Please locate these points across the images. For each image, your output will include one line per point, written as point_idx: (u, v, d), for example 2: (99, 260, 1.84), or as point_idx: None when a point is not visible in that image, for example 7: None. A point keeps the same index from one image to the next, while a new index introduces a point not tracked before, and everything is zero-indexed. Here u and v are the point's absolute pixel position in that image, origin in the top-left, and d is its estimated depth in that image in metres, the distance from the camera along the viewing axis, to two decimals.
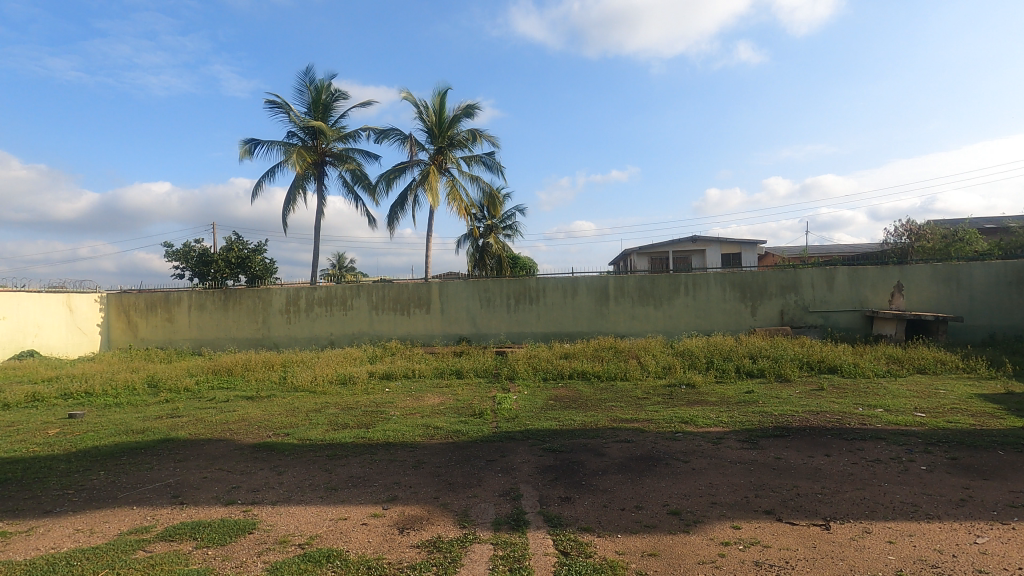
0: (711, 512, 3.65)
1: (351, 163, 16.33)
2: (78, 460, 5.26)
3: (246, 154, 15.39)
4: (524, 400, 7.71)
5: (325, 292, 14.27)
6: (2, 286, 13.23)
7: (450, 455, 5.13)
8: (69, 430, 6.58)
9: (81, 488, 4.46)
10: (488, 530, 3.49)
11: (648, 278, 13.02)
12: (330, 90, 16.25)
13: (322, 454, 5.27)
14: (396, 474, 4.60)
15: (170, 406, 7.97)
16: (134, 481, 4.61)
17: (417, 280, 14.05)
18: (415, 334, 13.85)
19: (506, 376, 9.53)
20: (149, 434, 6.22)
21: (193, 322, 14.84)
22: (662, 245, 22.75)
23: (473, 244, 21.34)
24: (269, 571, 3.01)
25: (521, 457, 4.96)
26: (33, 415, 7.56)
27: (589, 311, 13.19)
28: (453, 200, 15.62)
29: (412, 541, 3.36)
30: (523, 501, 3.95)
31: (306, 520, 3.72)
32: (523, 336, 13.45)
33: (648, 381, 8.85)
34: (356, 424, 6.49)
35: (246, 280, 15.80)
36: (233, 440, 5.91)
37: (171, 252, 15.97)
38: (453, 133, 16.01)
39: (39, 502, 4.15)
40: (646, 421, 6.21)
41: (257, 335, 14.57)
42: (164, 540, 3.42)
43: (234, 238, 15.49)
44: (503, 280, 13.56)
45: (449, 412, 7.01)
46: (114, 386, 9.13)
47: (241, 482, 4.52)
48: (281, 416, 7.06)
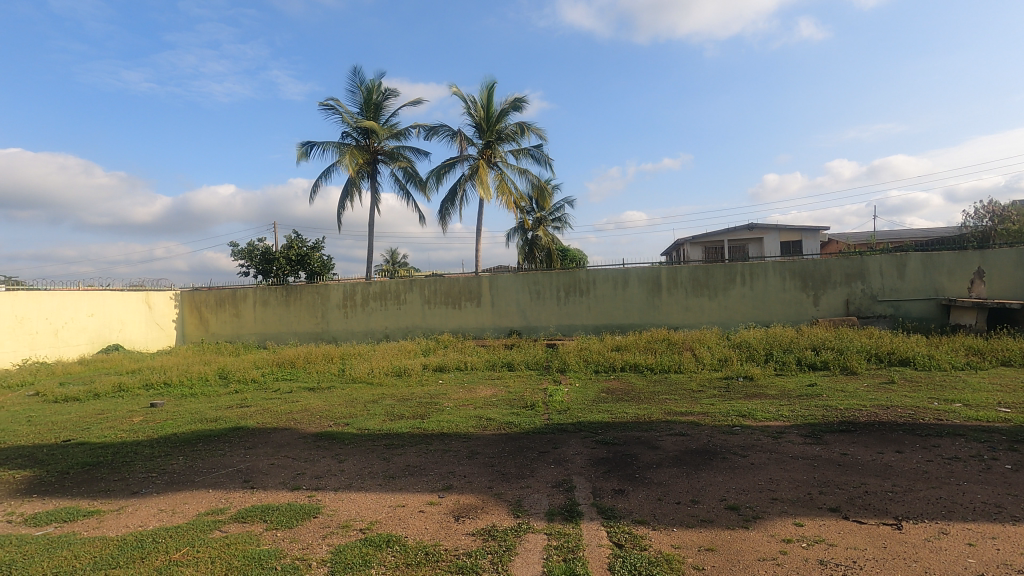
0: (772, 508, 3.54)
1: (403, 161, 16.68)
2: (160, 446, 5.67)
3: (303, 156, 15.96)
4: (576, 392, 7.69)
5: (379, 287, 14.68)
6: (90, 287, 14.37)
7: (503, 446, 5.19)
8: (151, 418, 7.10)
9: (163, 471, 4.81)
10: (542, 520, 3.52)
11: (702, 269, 12.66)
12: (380, 90, 16.64)
13: (380, 443, 5.47)
14: (451, 463, 4.71)
15: (240, 396, 8.46)
16: (209, 466, 4.93)
17: (468, 274, 14.24)
18: (466, 327, 14.06)
19: (557, 368, 9.52)
20: (222, 422, 6.63)
21: (258, 317, 15.61)
22: (717, 235, 22.07)
23: (523, 238, 21.43)
24: (332, 553, 3.15)
25: (573, 449, 4.96)
26: (120, 404, 8.21)
27: (640, 303, 12.98)
28: (502, 193, 15.68)
29: (468, 529, 3.44)
30: (576, 492, 3.96)
31: (366, 506, 3.87)
32: (574, 328, 13.38)
33: (704, 374, 8.64)
34: (412, 415, 6.68)
35: (306, 276, 16.46)
36: (297, 429, 6.22)
37: (237, 251, 16.87)
38: (501, 127, 16.03)
39: (127, 484, 4.50)
40: (701, 414, 6.08)
41: (316, 329, 15.17)
42: (237, 521, 3.65)
43: (294, 237, 16.18)
44: (553, 272, 13.52)
45: (502, 403, 7.10)
46: (189, 376, 9.78)
47: (306, 469, 4.75)
48: (341, 406, 7.36)
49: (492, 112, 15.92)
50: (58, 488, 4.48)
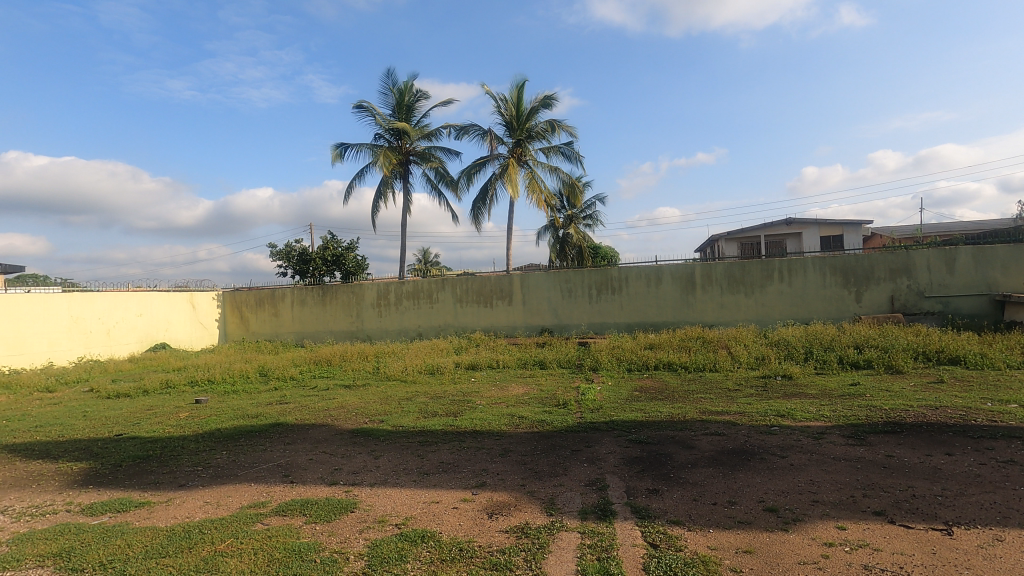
0: (813, 511, 3.44)
1: (434, 161, 16.83)
2: (205, 440, 5.89)
3: (338, 158, 16.27)
4: (608, 391, 7.64)
5: (412, 286, 14.87)
6: (138, 287, 15.01)
7: (536, 444, 5.20)
8: (196, 414, 7.39)
9: (208, 465, 4.99)
10: (575, 519, 3.51)
11: (738, 265, 12.38)
12: (412, 91, 16.82)
13: (414, 440, 5.55)
14: (484, 461, 4.74)
15: (279, 393, 8.71)
16: (250, 460, 5.09)
17: (499, 272, 14.30)
18: (498, 326, 14.12)
19: (590, 366, 9.47)
20: (263, 418, 6.85)
21: (296, 316, 16.03)
22: (753, 230, 21.54)
23: (554, 236, 21.38)
24: (370, 547, 3.22)
25: (606, 448, 4.93)
26: (167, 400, 8.57)
27: (674, 300, 12.78)
28: (532, 191, 15.66)
29: (501, 526, 3.46)
30: (609, 491, 3.93)
31: (402, 502, 3.93)
32: (606, 326, 13.28)
33: (740, 373, 8.45)
34: (445, 412, 6.75)
35: (341, 276, 16.80)
36: (334, 426, 6.37)
37: (275, 252, 17.36)
38: (532, 125, 16.00)
39: (174, 477, 4.70)
40: (738, 414, 5.95)
41: (351, 328, 15.48)
42: (278, 515, 3.76)
43: (330, 238, 16.55)
44: (584, 270, 13.44)
45: (534, 401, 7.12)
46: (231, 374, 10.12)
47: (343, 465, 4.86)
48: (376, 404, 7.50)
49: (522, 110, 15.90)
50: (112, 480, 4.70)
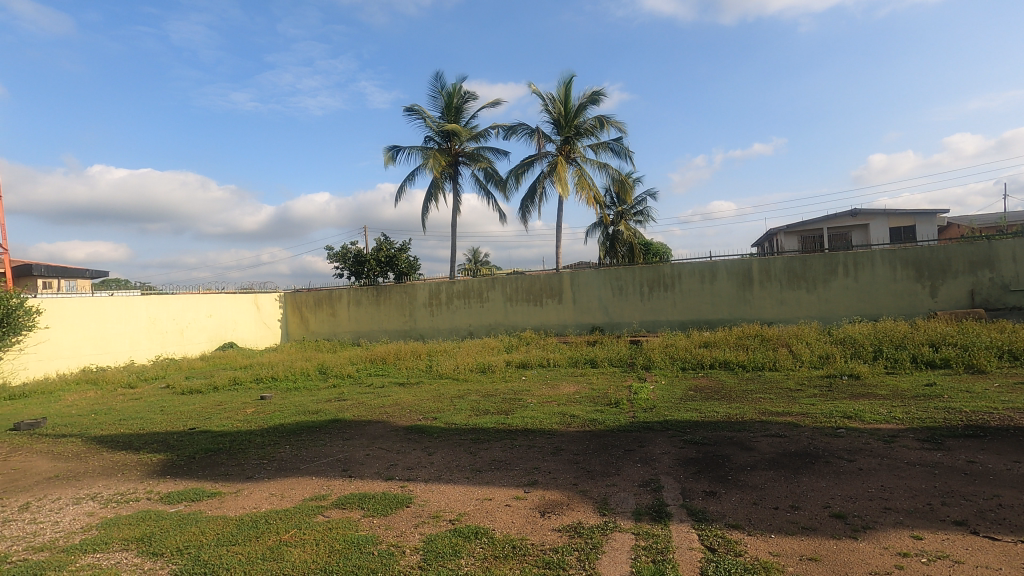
0: (884, 518, 3.25)
1: (483, 161, 16.97)
2: (270, 435, 6.19)
3: (390, 160, 16.65)
4: (662, 390, 7.48)
5: (463, 286, 15.08)
6: (209, 290, 15.91)
7: (588, 443, 5.16)
8: (261, 409, 7.77)
9: (273, 459, 5.24)
10: (629, 520, 3.46)
11: (799, 259, 11.84)
12: (461, 93, 17.03)
13: (467, 437, 5.62)
14: (536, 459, 4.75)
15: (337, 390, 9.04)
16: (311, 455, 5.30)
17: (549, 271, 14.28)
18: (548, 324, 14.11)
19: (642, 365, 9.32)
20: (322, 414, 7.12)
21: (352, 316, 16.57)
22: (815, 222, 20.56)
23: (603, 233, 21.19)
24: (424, 542, 3.28)
25: (660, 448, 4.83)
26: (235, 396, 9.06)
27: (730, 297, 12.35)
28: (581, 189, 15.53)
29: (554, 524, 3.45)
30: (664, 493, 3.85)
31: (455, 498, 3.99)
32: (658, 324, 13.02)
33: (802, 372, 8.09)
34: (497, 410, 6.80)
35: (394, 276, 17.23)
36: (389, 422, 6.55)
37: (332, 254, 17.98)
38: (580, 122, 15.87)
39: (242, 469, 4.95)
40: (800, 415, 5.71)
41: (404, 327, 15.85)
42: (338, 507, 3.90)
43: (383, 239, 17.01)
44: (635, 267, 13.21)
45: (586, 400, 7.08)
46: (294, 372, 10.58)
47: (399, 460, 4.98)
48: (430, 401, 7.67)
49: (570, 107, 15.78)
50: (187, 470, 5.02)
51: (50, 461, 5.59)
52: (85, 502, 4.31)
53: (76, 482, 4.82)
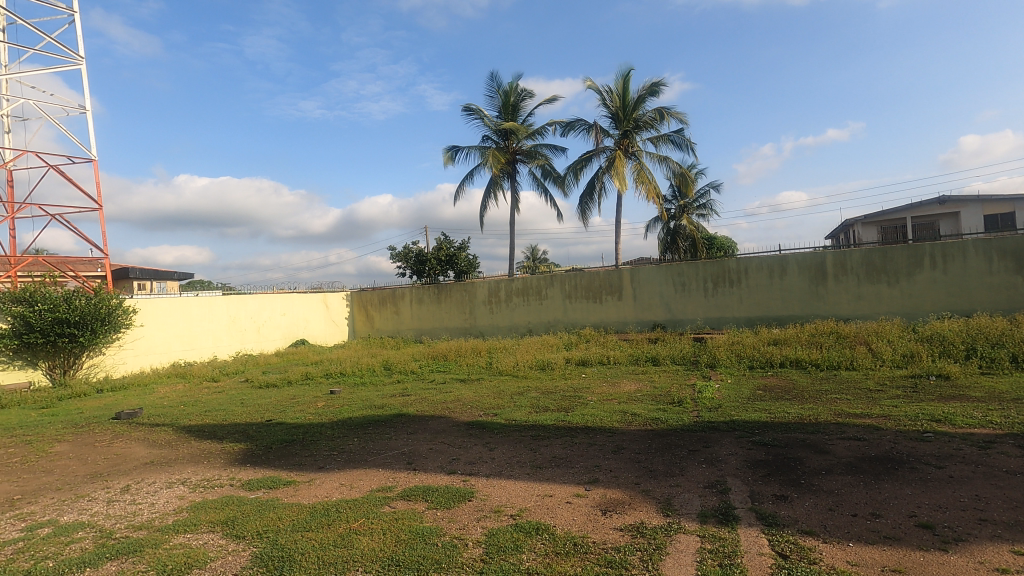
0: (979, 531, 3.00)
1: (541, 158, 16.95)
2: (339, 428, 6.48)
3: (449, 161, 16.97)
4: (728, 389, 7.21)
5: (522, 283, 15.17)
6: (283, 290, 16.80)
7: (650, 442, 5.06)
8: (331, 403, 8.15)
9: (343, 450, 5.49)
10: (694, 522, 3.37)
11: (878, 252, 11.09)
12: (517, 91, 17.08)
13: (527, 433, 5.66)
14: (597, 457, 4.71)
15: (401, 386, 9.34)
16: (378, 447, 5.51)
17: (608, 267, 14.11)
18: (608, 321, 13.94)
19: (706, 364, 9.02)
20: (388, 409, 7.39)
21: (415, 313, 17.03)
22: (897, 211, 19.18)
23: (664, 228, 20.67)
24: (486, 536, 3.34)
25: (726, 449, 4.67)
26: (307, 390, 9.55)
27: (801, 293, 11.74)
28: (640, 183, 15.21)
29: (615, 524, 3.41)
30: (732, 495, 3.72)
31: (516, 493, 4.04)
32: (724, 321, 12.56)
33: (883, 372, 7.57)
34: (556, 408, 6.80)
35: (454, 275, 17.56)
36: (451, 417, 6.69)
37: (395, 254, 18.55)
38: (639, 115, 15.55)
39: (315, 459, 5.21)
40: (881, 417, 5.35)
41: (465, 325, 16.12)
42: (404, 499, 4.03)
43: (443, 238, 17.37)
44: (698, 263, 12.81)
45: (647, 399, 6.93)
46: (360, 367, 11.02)
47: (461, 455, 5.09)
48: (490, 397, 7.76)
49: (629, 100, 15.47)
50: (265, 459, 5.34)
51: (146, 447, 6.11)
52: (177, 486, 4.68)
53: (168, 468, 5.24)
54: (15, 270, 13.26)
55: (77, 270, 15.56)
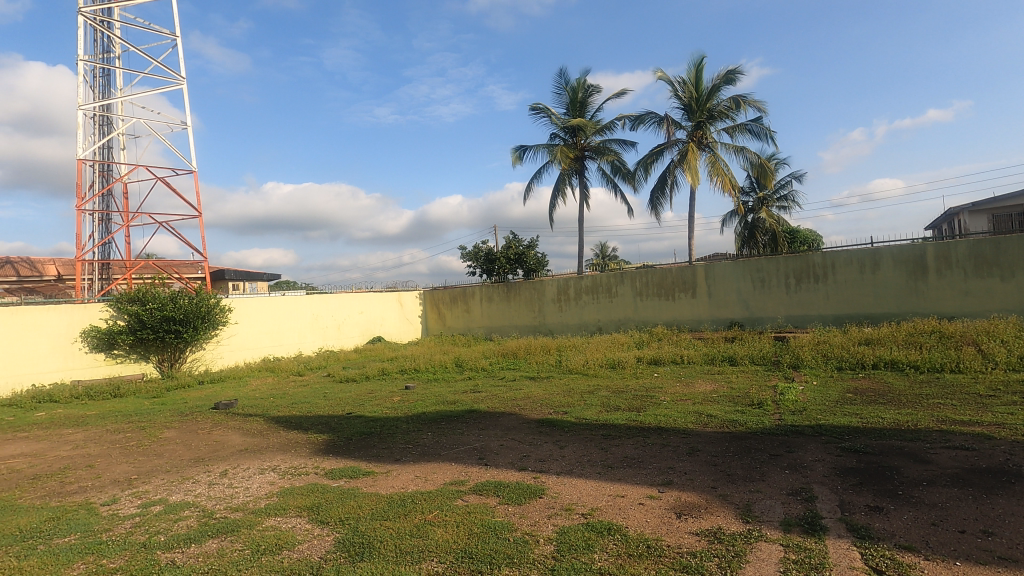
0: None
1: (610, 154, 16.69)
2: (414, 422, 6.70)
3: (517, 160, 17.09)
4: (814, 391, 6.79)
5: (591, 281, 15.02)
6: (360, 290, 17.59)
7: (727, 445, 4.87)
8: (406, 398, 8.46)
9: (417, 444, 5.68)
10: (777, 530, 3.20)
11: (989, 242, 10.01)
12: (585, 87, 16.91)
13: (597, 433, 5.60)
14: (670, 459, 4.58)
15: (472, 382, 9.53)
16: (451, 442, 5.65)
17: (681, 263, 13.67)
18: (681, 319, 13.51)
19: (789, 364, 8.53)
20: (460, 405, 7.56)
21: (485, 312, 17.30)
22: (1012, 198, 17.25)
23: (742, 222, 19.75)
24: (557, 533, 3.34)
25: (812, 455, 4.40)
26: (384, 385, 9.98)
27: (896, 289, 10.83)
28: (715, 175, 14.61)
29: (691, 528, 3.31)
30: (819, 504, 3.50)
31: (587, 492, 4.01)
32: (808, 319, 11.82)
33: (995, 375, 6.84)
34: (628, 407, 6.68)
35: (523, 273, 17.67)
36: (522, 415, 6.74)
37: (465, 253, 18.90)
38: (713, 105, 14.94)
39: (391, 452, 5.42)
40: (994, 426, 4.84)
41: (534, 323, 16.18)
42: (476, 493, 4.11)
43: (512, 237, 17.53)
44: (779, 258, 12.14)
45: (724, 400, 6.64)
46: (433, 364, 11.34)
47: (532, 452, 5.12)
48: (560, 396, 7.74)
49: (702, 90, 14.89)
50: (346, 450, 5.62)
51: (241, 436, 6.60)
52: (268, 472, 5.02)
53: (260, 455, 5.64)
54: (130, 273, 14.73)
55: (181, 272, 17.07)
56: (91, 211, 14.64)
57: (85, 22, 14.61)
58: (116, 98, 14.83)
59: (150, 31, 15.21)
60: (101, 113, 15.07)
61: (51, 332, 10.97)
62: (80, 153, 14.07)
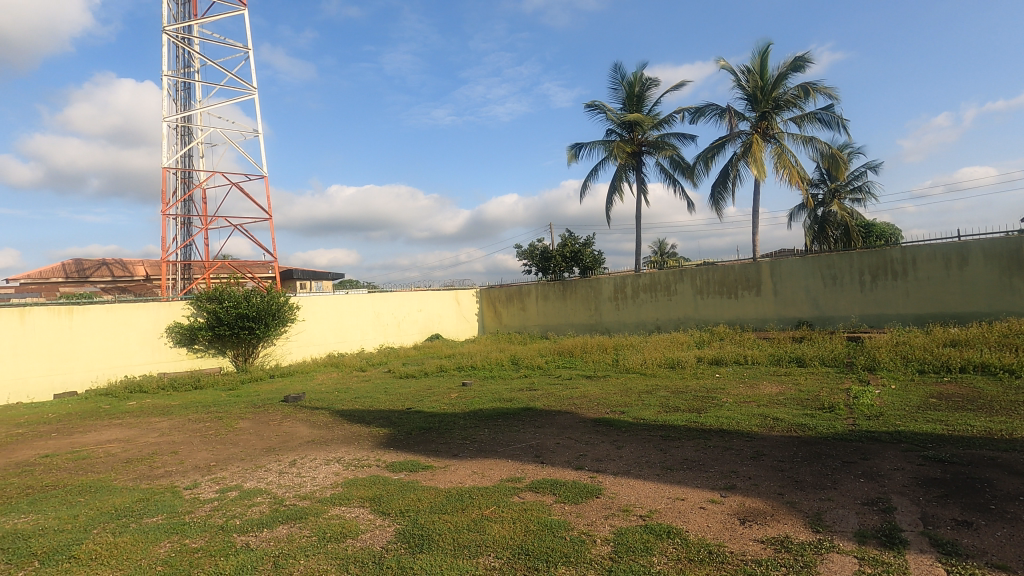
0: None
1: (669, 148, 16.27)
2: (471, 418, 6.81)
3: (573, 158, 16.98)
4: (892, 396, 6.35)
5: (649, 279, 14.73)
6: (419, 288, 18.02)
7: (795, 450, 4.64)
8: (463, 394, 8.60)
9: (474, 440, 5.76)
10: (850, 542, 3.02)
11: None
12: (642, 81, 16.56)
13: (656, 433, 5.49)
14: (733, 462, 4.43)
15: (529, 380, 9.59)
16: (508, 439, 5.70)
17: (744, 260, 13.18)
18: (745, 318, 13.01)
19: (864, 366, 8.03)
20: (516, 402, 7.62)
21: (541, 310, 17.32)
22: None
23: (811, 216, 18.77)
24: (615, 534, 3.30)
25: (890, 463, 4.13)
26: (442, 381, 10.20)
27: (988, 286, 9.93)
28: (781, 168, 13.95)
29: (756, 535, 3.18)
30: (898, 516, 3.28)
31: (646, 494, 3.93)
32: (886, 319, 11.05)
33: None
34: (687, 408, 6.50)
35: (579, 271, 17.54)
36: (578, 414, 6.70)
37: (521, 251, 18.97)
38: (779, 94, 14.26)
39: (449, 447, 5.53)
40: None
41: (590, 321, 16.03)
42: (532, 491, 4.12)
43: (568, 235, 17.43)
44: (852, 253, 11.45)
45: (792, 403, 6.33)
46: (490, 361, 11.47)
47: (588, 451, 5.08)
48: (617, 395, 7.64)
49: (767, 78, 14.24)
50: (406, 444, 5.78)
51: (309, 427, 6.93)
52: (333, 463, 5.25)
53: (326, 446, 5.90)
54: (209, 273, 15.76)
55: (254, 272, 18.11)
56: (175, 216, 15.76)
57: (168, 40, 15.73)
58: (196, 109, 15.89)
59: (225, 46, 16.19)
60: (183, 124, 16.18)
61: (141, 328, 11.89)
62: (165, 162, 15.18)
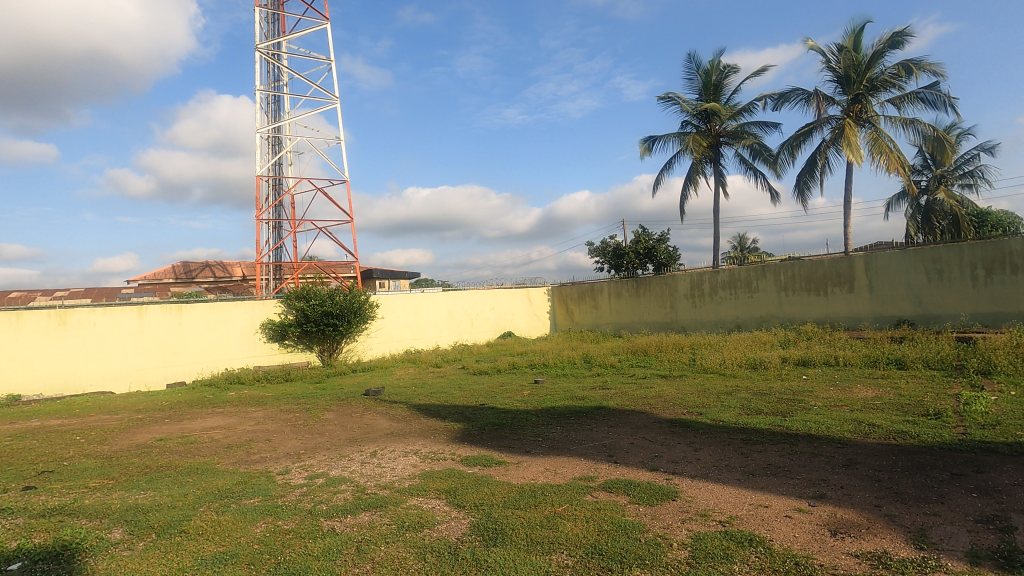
0: None
1: (749, 138, 15.48)
2: (543, 416, 6.82)
3: (646, 152, 16.55)
4: (1012, 403, 5.69)
5: (728, 275, 14.12)
6: (491, 286, 18.28)
7: (895, 459, 4.29)
8: (535, 392, 8.63)
9: (547, 437, 5.77)
10: (961, 562, 2.75)
11: None
12: (720, 69, 15.86)
13: (737, 437, 5.25)
14: (822, 470, 4.15)
15: (602, 379, 9.49)
16: (580, 437, 5.66)
17: (835, 254, 12.31)
18: (836, 317, 12.15)
19: (977, 370, 7.27)
20: (589, 401, 7.55)
21: (614, 308, 17.07)
22: None
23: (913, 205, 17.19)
24: (692, 539, 3.19)
25: (1008, 478, 3.71)
26: (514, 378, 10.30)
27: None
28: (877, 153, 12.90)
29: (850, 548, 2.97)
30: (1019, 537, 2.94)
31: (725, 499, 3.77)
32: (1003, 318, 9.89)
33: None
34: (771, 411, 6.16)
35: (653, 268, 17.10)
36: (653, 414, 6.54)
37: (593, 249, 18.74)
38: (875, 74, 13.19)
39: (522, 443, 5.57)
40: None
41: (665, 319, 15.59)
42: (605, 490, 4.07)
43: (642, 231, 17.02)
44: (961, 245, 10.37)
45: (891, 408, 5.84)
46: (562, 359, 11.43)
47: (664, 452, 4.95)
48: (694, 396, 7.37)
49: (860, 58, 13.21)
50: (479, 439, 5.88)
51: (388, 420, 7.22)
52: (411, 455, 5.45)
53: (405, 439, 6.13)
54: (297, 273, 16.82)
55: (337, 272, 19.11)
56: (267, 220, 16.95)
57: (260, 56, 16.91)
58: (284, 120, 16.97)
59: (309, 59, 17.17)
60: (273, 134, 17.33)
61: (239, 324, 12.87)
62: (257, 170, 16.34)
